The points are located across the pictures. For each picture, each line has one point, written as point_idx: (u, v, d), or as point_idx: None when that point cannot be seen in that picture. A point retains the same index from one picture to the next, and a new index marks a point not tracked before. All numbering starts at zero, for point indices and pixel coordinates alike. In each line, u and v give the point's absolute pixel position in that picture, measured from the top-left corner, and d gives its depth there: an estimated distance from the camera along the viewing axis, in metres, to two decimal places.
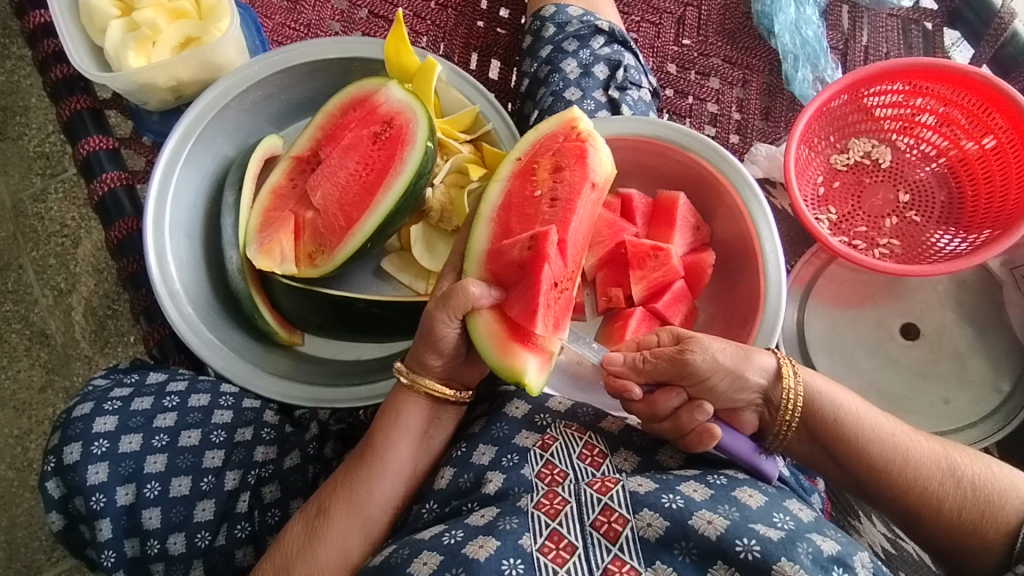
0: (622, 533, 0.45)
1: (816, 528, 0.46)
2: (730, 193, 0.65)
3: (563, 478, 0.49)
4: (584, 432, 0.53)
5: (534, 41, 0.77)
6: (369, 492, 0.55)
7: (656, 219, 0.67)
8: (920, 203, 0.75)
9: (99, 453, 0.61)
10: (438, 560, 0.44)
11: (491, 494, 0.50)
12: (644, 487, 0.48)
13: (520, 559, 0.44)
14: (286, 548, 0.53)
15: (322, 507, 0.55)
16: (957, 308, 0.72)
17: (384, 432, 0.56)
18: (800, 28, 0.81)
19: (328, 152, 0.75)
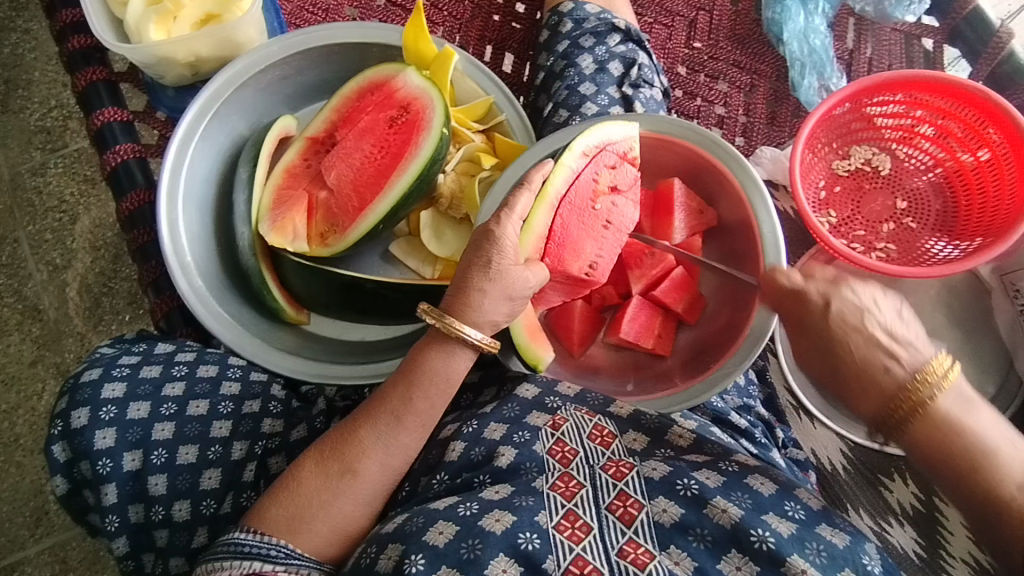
0: (637, 518, 0.47)
1: (825, 519, 0.47)
2: (730, 183, 0.64)
3: (574, 457, 0.50)
4: (593, 415, 0.55)
5: (550, 35, 0.79)
6: (395, 452, 0.55)
7: (659, 210, 0.66)
8: (917, 211, 0.78)
9: (106, 419, 0.61)
10: (454, 530, 0.46)
11: (503, 468, 0.51)
12: (658, 472, 0.50)
13: (537, 534, 0.46)
14: (307, 500, 0.53)
15: (347, 464, 0.54)
16: (947, 312, 0.75)
17: (426, 395, 0.56)
18: (808, 37, 0.84)
19: (344, 134, 0.76)
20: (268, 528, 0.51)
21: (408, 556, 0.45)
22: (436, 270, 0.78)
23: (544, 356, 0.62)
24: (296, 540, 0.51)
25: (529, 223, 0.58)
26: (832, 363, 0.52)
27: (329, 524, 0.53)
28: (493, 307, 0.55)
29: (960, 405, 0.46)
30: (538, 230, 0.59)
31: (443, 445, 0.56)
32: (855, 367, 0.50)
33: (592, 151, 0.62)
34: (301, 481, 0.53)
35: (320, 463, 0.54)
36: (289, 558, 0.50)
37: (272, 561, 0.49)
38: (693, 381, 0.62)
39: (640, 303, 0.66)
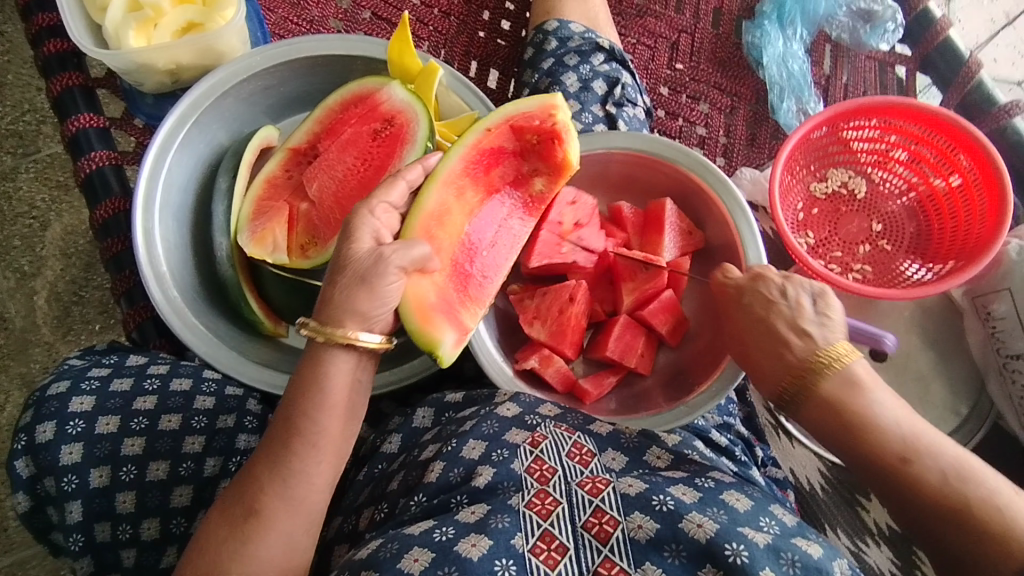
0: (613, 535, 0.46)
1: (800, 531, 0.46)
2: (715, 206, 0.64)
3: (552, 475, 0.50)
4: (572, 432, 0.54)
5: (535, 52, 0.79)
6: (304, 483, 0.49)
7: (648, 229, 0.67)
8: (892, 233, 0.79)
9: (73, 434, 0.59)
10: (430, 558, 0.45)
11: (481, 488, 0.50)
12: (635, 488, 0.49)
13: (512, 560, 0.44)
14: (225, 555, 0.47)
15: (253, 506, 0.49)
16: (921, 333, 0.76)
17: (309, 413, 0.50)
18: (786, 62, 0.86)
19: (327, 145, 0.75)
20: None
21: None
22: None
23: (440, 337, 0.54)
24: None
25: (417, 202, 0.56)
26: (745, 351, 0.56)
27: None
28: (354, 299, 0.50)
29: (845, 383, 0.49)
30: (429, 210, 0.56)
31: (424, 467, 0.55)
32: (760, 355, 0.54)
33: (502, 126, 0.61)
34: (208, 538, 0.48)
35: (226, 510, 0.49)
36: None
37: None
38: (673, 406, 0.62)
39: (627, 322, 0.65)
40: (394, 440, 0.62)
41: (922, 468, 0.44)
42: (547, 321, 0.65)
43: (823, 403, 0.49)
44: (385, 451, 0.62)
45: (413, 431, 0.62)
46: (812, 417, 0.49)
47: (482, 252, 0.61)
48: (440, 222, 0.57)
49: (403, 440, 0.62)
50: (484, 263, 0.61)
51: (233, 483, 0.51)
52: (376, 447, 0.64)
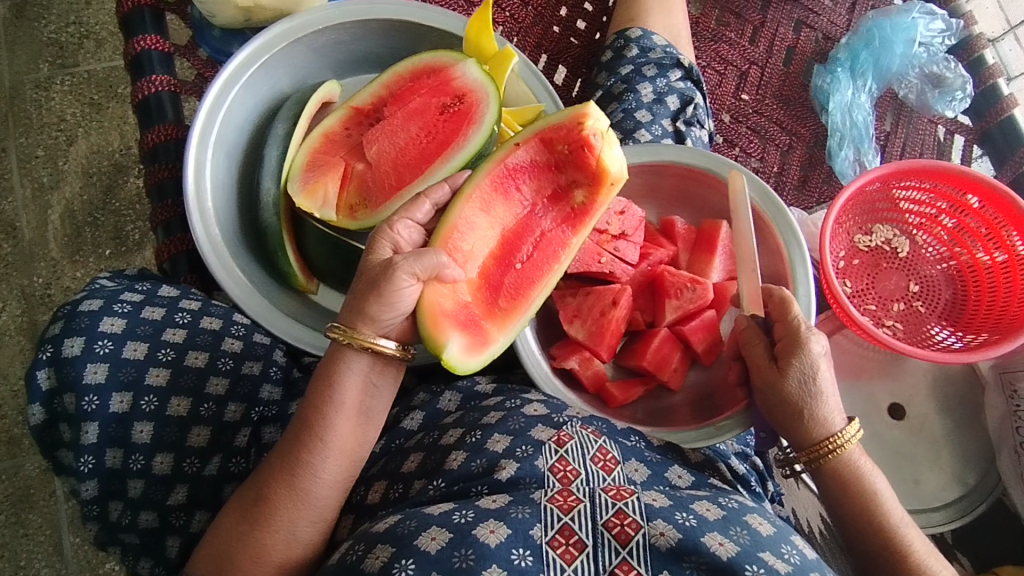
0: (633, 538, 0.44)
1: (818, 568, 0.45)
2: (770, 235, 0.64)
3: (575, 477, 0.48)
4: (598, 435, 0.52)
5: (614, 57, 0.80)
6: (313, 476, 0.51)
7: (698, 247, 0.68)
8: (927, 296, 0.80)
9: (100, 354, 0.58)
10: (447, 538, 0.43)
11: (503, 481, 0.48)
12: (658, 501, 0.47)
13: (529, 550, 0.43)
14: (254, 539, 0.50)
15: (272, 495, 0.51)
16: (941, 399, 0.77)
17: (318, 409, 0.51)
18: (852, 111, 0.86)
19: (393, 110, 0.74)
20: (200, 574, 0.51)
21: (398, 560, 0.42)
22: None
23: (448, 342, 0.51)
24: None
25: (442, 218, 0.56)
26: (774, 411, 0.57)
27: (284, 555, 0.51)
28: (374, 309, 0.50)
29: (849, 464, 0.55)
30: (452, 224, 0.55)
31: (445, 452, 0.54)
32: (789, 421, 0.56)
33: (532, 141, 0.59)
34: (228, 526, 0.52)
35: (246, 500, 0.52)
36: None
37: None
38: (699, 426, 0.62)
39: (665, 334, 0.65)
40: (417, 418, 0.61)
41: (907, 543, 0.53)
42: (588, 320, 0.64)
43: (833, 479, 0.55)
44: (406, 427, 0.60)
45: (437, 412, 0.61)
46: (825, 481, 0.56)
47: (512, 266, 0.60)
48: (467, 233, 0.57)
49: (426, 418, 0.61)
50: (517, 275, 0.60)
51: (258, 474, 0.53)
52: (399, 420, 0.63)
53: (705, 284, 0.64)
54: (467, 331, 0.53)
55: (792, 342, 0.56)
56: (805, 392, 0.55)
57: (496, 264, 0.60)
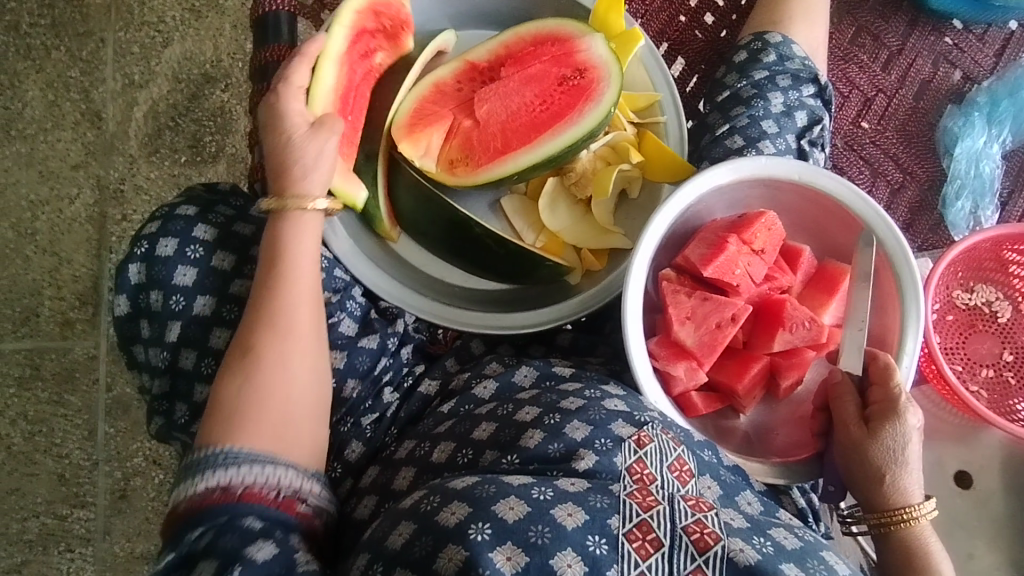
0: (712, 548, 0.42)
1: None
2: (893, 296, 0.60)
3: (651, 482, 0.47)
4: (678, 444, 0.51)
5: (748, 59, 0.77)
6: (295, 319, 0.55)
7: (821, 286, 0.65)
8: (1021, 367, 0.76)
9: (191, 258, 0.58)
10: (525, 510, 0.42)
11: (580, 471, 0.47)
12: (736, 522, 0.45)
13: (604, 539, 0.42)
14: (235, 400, 0.51)
15: (242, 359, 0.53)
16: (1012, 477, 0.74)
17: (282, 256, 0.56)
18: (978, 161, 0.82)
19: (510, 73, 0.72)
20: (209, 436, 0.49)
21: (475, 521, 0.42)
22: (537, 240, 0.75)
23: (357, 197, 0.66)
24: (239, 434, 0.49)
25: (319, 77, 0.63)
26: (854, 468, 0.58)
27: (273, 413, 0.51)
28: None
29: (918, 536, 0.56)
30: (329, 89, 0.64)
31: (520, 427, 0.53)
32: (868, 480, 0.57)
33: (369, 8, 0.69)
34: (222, 389, 0.52)
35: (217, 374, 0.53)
36: (236, 459, 0.47)
37: (225, 468, 0.46)
38: (770, 464, 0.60)
39: (764, 363, 0.63)
40: (490, 387, 0.61)
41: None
42: (699, 326, 0.62)
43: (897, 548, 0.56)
44: (477, 394, 0.60)
45: (511, 385, 0.61)
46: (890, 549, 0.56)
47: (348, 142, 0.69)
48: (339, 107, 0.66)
49: (499, 390, 0.61)
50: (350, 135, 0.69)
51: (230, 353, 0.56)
52: (469, 385, 0.63)
53: (823, 326, 0.62)
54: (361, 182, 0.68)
55: (889, 406, 0.57)
56: (890, 456, 0.57)
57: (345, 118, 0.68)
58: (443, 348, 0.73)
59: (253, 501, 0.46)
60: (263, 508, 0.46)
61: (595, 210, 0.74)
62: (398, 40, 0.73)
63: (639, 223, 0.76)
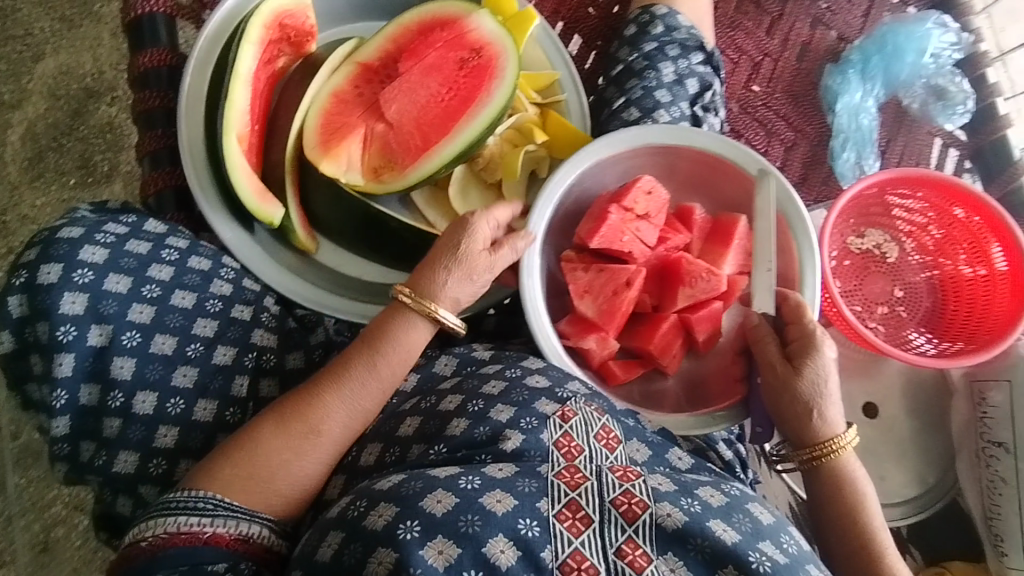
0: (641, 517, 0.43)
1: (812, 560, 0.46)
2: (784, 233, 0.65)
3: (579, 453, 0.48)
4: (602, 414, 0.53)
5: (638, 32, 0.80)
6: (353, 406, 0.55)
7: (715, 240, 0.67)
8: (910, 302, 0.82)
9: (79, 284, 0.52)
10: (453, 502, 0.42)
11: (508, 452, 0.48)
12: (664, 485, 0.46)
13: (536, 521, 0.42)
14: (255, 462, 0.51)
15: (280, 422, 0.53)
16: (912, 402, 0.80)
17: (393, 360, 0.57)
18: (858, 114, 0.87)
19: (408, 66, 0.70)
20: (224, 488, 0.50)
21: (402, 520, 0.41)
22: None
23: (275, 215, 0.64)
24: (250, 499, 0.50)
25: (231, 100, 0.62)
26: (778, 403, 0.60)
27: (289, 482, 0.52)
28: (456, 287, 0.59)
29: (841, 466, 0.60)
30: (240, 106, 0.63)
31: (444, 417, 0.52)
32: (791, 415, 0.60)
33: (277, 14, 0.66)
34: (265, 444, 0.52)
35: (247, 428, 0.53)
36: (217, 510, 0.48)
37: (200, 515, 0.47)
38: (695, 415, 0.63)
39: (674, 321, 0.65)
40: (412, 380, 0.60)
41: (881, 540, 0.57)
42: (598, 298, 0.64)
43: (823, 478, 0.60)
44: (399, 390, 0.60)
45: (432, 375, 0.60)
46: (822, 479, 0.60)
47: (255, 150, 0.67)
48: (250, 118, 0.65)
49: (420, 381, 0.60)
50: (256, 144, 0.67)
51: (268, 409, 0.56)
52: None
53: (722, 275, 0.64)
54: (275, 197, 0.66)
55: (806, 342, 0.60)
56: (812, 391, 0.59)
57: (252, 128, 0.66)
58: None
59: (220, 549, 0.46)
60: (228, 554, 0.46)
61: (505, 193, 0.75)
62: (302, 45, 0.71)
63: None
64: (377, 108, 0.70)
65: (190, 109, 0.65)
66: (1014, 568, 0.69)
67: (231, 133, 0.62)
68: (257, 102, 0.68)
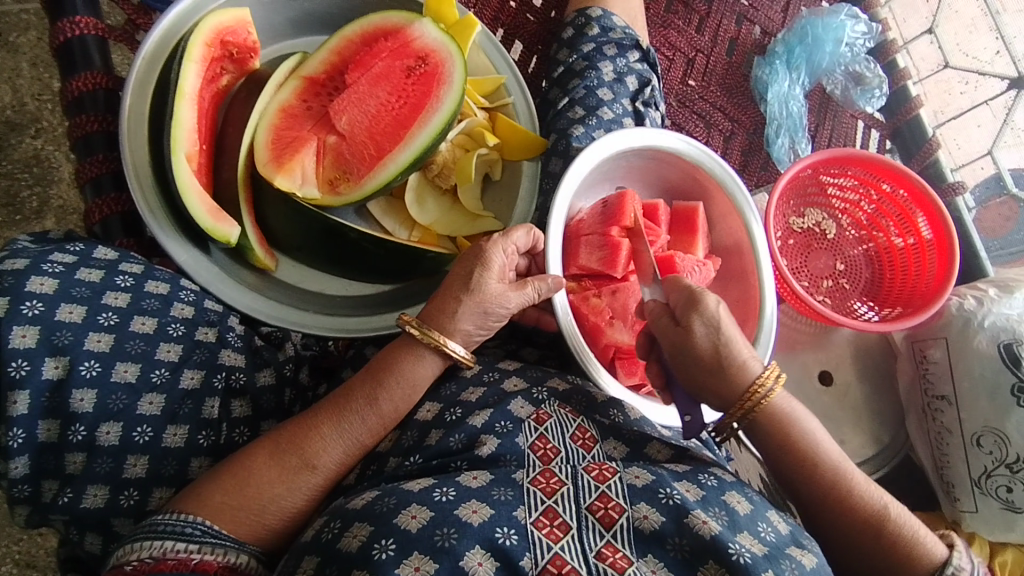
0: (617, 521, 0.43)
1: (793, 542, 0.46)
2: (733, 215, 0.70)
3: (555, 455, 0.48)
4: (576, 416, 0.53)
5: (576, 34, 0.83)
6: (352, 444, 0.53)
7: (677, 228, 0.71)
8: (851, 274, 0.88)
9: (29, 316, 0.50)
10: (428, 516, 0.41)
11: (483, 457, 0.47)
12: (641, 480, 0.46)
13: (514, 529, 0.41)
14: (248, 491, 0.49)
15: (277, 452, 0.51)
16: (861, 367, 0.85)
17: (399, 397, 0.55)
18: (788, 102, 0.93)
19: (355, 77, 0.69)
20: (211, 518, 0.47)
21: (378, 539, 0.40)
22: (412, 235, 0.75)
23: (232, 232, 0.63)
24: (238, 529, 0.48)
25: (174, 118, 0.61)
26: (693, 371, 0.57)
27: (278, 515, 0.50)
28: (466, 317, 0.57)
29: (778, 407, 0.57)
30: (185, 124, 0.61)
31: (424, 429, 0.53)
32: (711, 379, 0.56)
33: (215, 31, 0.65)
34: (259, 476, 0.50)
35: (240, 457, 0.51)
36: (205, 536, 0.46)
37: (188, 540, 0.45)
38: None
39: None
40: None
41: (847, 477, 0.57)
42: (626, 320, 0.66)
43: (764, 425, 0.57)
44: None
45: None
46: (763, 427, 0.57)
47: (205, 168, 0.66)
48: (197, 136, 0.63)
49: None
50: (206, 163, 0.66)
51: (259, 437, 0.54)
52: None
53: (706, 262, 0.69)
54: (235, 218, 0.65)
55: (688, 298, 0.56)
56: (713, 347, 0.55)
57: (200, 147, 0.65)
58: (338, 358, 0.71)
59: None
60: None
61: (461, 198, 0.76)
62: (245, 62, 0.70)
63: (504, 203, 0.79)
64: (327, 120, 0.70)
65: (132, 131, 0.62)
66: (968, 512, 0.74)
67: (179, 153, 0.60)
68: (203, 120, 0.66)
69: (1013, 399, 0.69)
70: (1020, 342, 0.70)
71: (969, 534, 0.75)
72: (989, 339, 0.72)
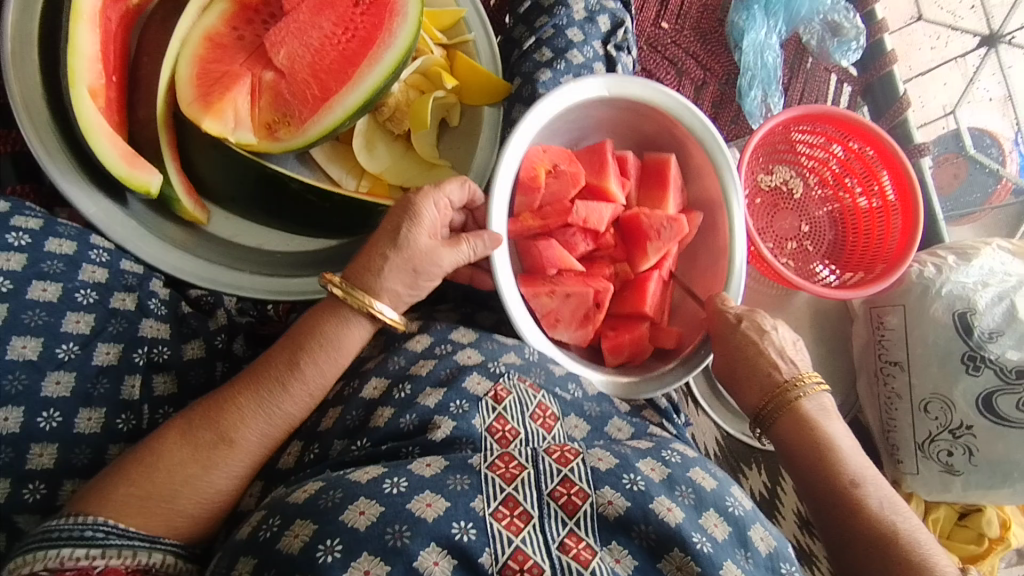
0: (581, 508, 0.40)
1: (758, 520, 0.44)
2: (711, 171, 0.65)
3: (514, 438, 0.45)
4: (537, 390, 0.49)
5: None
6: (274, 414, 0.48)
7: (650, 184, 0.67)
8: (815, 236, 0.86)
9: None
10: (379, 512, 0.38)
11: (438, 442, 0.44)
12: (604, 463, 0.43)
13: (472, 524, 0.38)
14: (157, 477, 0.44)
15: (187, 430, 0.46)
16: (816, 332, 0.86)
17: (321, 361, 0.50)
18: (763, 51, 0.87)
19: (295, 3, 0.60)
20: (115, 511, 0.42)
21: (322, 540, 0.37)
22: (361, 185, 0.69)
23: (153, 181, 0.55)
24: (149, 522, 0.43)
25: (70, 43, 0.51)
26: (733, 363, 0.58)
27: (195, 500, 0.45)
28: (391, 275, 0.53)
29: (818, 410, 0.55)
30: (83, 49, 0.51)
31: (368, 408, 0.49)
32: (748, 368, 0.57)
33: None
34: (168, 457, 0.45)
35: (146, 440, 0.46)
36: (110, 538, 0.41)
37: (89, 546, 0.40)
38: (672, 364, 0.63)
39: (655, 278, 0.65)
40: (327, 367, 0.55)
41: (866, 498, 0.50)
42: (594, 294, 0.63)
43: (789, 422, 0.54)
44: None
45: (359, 359, 0.57)
46: (781, 432, 0.55)
47: (115, 106, 0.56)
48: (102, 66, 0.54)
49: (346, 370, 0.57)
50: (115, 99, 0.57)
51: (172, 417, 0.49)
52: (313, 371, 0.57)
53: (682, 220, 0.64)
54: (163, 168, 0.57)
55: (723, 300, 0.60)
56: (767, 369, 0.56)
57: (107, 78, 0.55)
58: (280, 325, 0.65)
59: None
60: None
61: (414, 145, 0.69)
62: None
63: (463, 150, 0.73)
64: (263, 52, 0.61)
65: (19, 55, 0.53)
66: (909, 473, 0.77)
67: (79, 86, 0.51)
68: (111, 47, 0.57)
69: (963, 366, 0.71)
70: (974, 312, 0.71)
71: (907, 493, 0.78)
72: (944, 307, 0.73)
